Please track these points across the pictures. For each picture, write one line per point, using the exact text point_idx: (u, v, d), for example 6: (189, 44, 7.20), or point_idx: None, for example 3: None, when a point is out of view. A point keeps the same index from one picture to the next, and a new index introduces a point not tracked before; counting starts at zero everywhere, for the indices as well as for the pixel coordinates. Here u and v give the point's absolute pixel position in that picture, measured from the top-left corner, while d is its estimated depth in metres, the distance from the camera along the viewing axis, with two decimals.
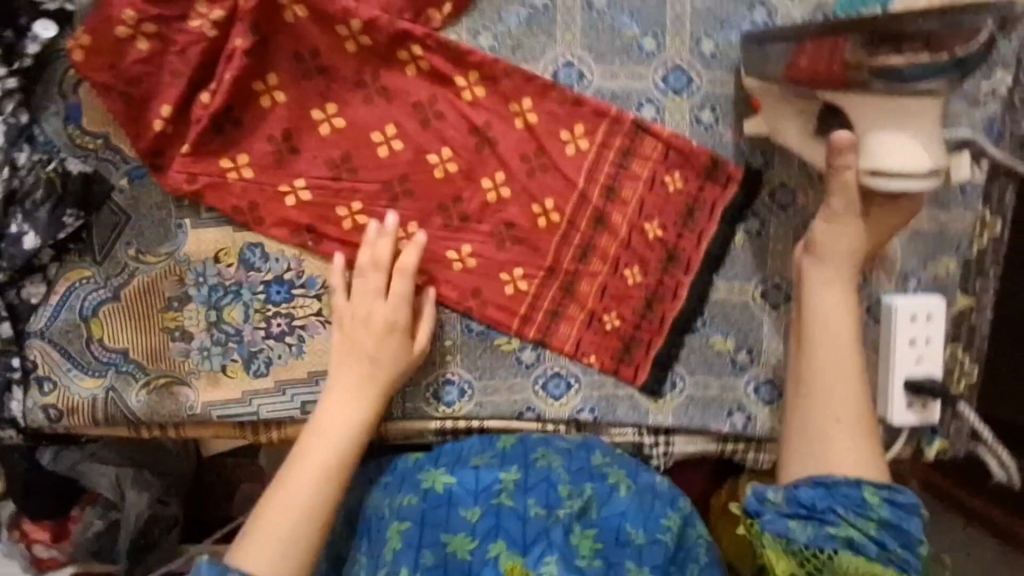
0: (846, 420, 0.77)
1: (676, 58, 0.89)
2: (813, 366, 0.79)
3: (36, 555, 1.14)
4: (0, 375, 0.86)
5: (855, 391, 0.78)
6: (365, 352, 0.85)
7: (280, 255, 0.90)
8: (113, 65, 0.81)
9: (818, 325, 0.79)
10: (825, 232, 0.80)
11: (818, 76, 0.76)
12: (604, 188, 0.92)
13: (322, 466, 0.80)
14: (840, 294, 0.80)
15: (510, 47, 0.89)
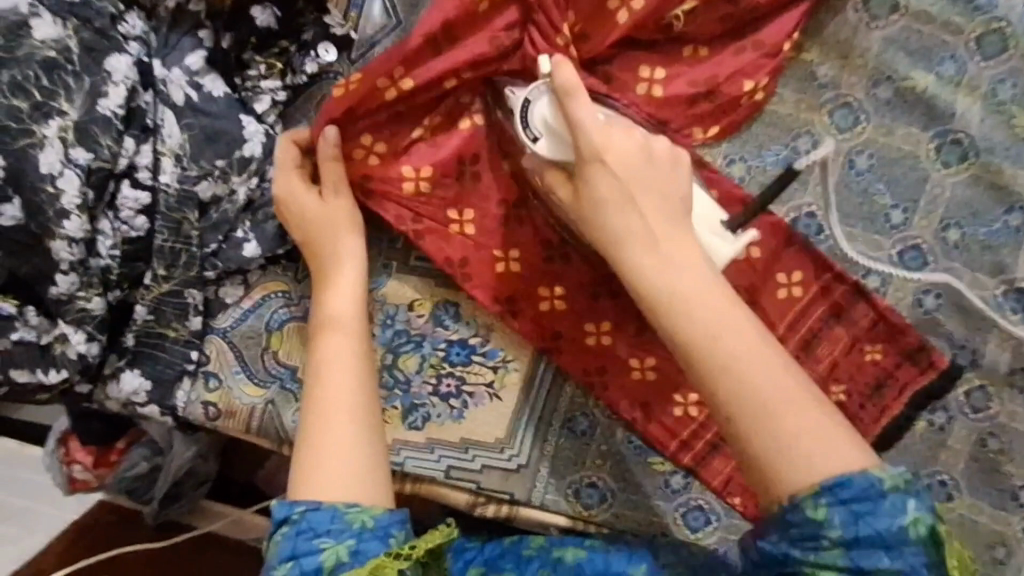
0: (771, 392, 0.60)
1: (919, 238, 0.87)
2: (697, 322, 0.62)
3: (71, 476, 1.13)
4: (175, 364, 0.84)
5: (753, 327, 0.63)
6: (319, 217, 0.79)
7: (471, 319, 0.90)
8: (352, 108, 0.80)
9: (697, 319, 0.62)
10: (610, 138, 0.69)
11: (581, 176, 0.70)
12: (802, 341, 0.88)
13: (340, 362, 0.74)
14: (687, 254, 0.65)
15: (759, 184, 0.87)
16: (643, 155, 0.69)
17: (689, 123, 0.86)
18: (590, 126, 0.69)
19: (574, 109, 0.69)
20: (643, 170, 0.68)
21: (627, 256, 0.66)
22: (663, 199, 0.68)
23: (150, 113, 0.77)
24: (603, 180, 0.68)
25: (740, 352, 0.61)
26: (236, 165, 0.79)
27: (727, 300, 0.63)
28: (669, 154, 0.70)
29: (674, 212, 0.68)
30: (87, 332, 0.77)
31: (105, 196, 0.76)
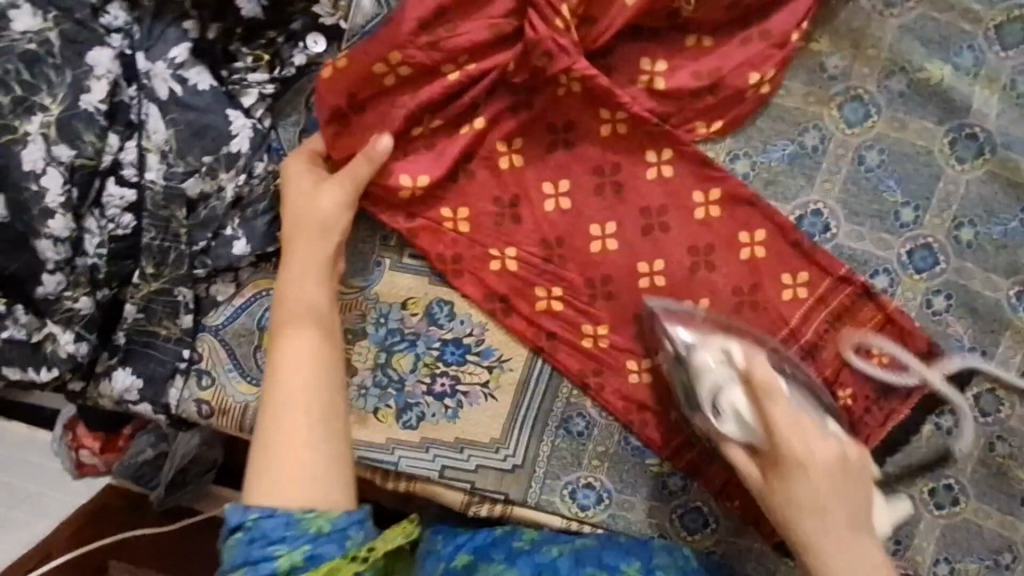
0: None
1: (930, 237, 0.83)
2: (824, 552, 0.68)
3: (77, 460, 1.18)
4: (167, 362, 0.83)
5: (868, 545, 0.68)
6: (294, 208, 0.77)
7: (467, 318, 0.88)
8: (350, 95, 0.79)
9: (802, 515, 0.69)
10: (814, 447, 0.69)
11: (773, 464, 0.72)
12: (806, 344, 0.85)
13: (305, 363, 0.73)
14: (851, 506, 0.69)
15: (764, 181, 0.84)
16: (803, 450, 0.69)
17: (691, 117, 0.83)
18: (784, 431, 0.70)
19: (767, 408, 0.71)
20: (805, 444, 0.69)
21: (801, 521, 0.69)
22: (831, 468, 0.69)
23: (135, 108, 0.75)
24: (803, 487, 0.69)
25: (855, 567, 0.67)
26: (224, 161, 0.77)
27: (840, 539, 0.68)
28: (857, 457, 0.71)
29: (857, 493, 0.70)
30: (76, 331, 0.77)
31: (90, 194, 0.74)
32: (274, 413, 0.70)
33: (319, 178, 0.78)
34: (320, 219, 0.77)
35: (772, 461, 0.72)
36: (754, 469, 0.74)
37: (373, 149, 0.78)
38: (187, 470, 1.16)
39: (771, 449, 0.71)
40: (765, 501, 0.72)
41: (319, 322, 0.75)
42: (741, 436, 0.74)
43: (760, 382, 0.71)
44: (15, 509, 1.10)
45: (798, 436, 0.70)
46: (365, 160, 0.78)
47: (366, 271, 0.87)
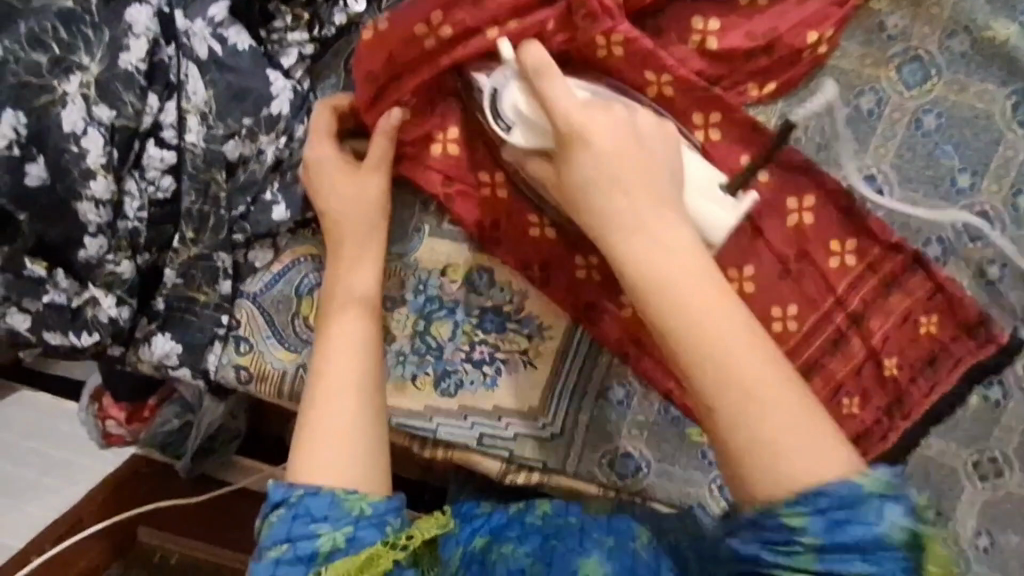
0: (768, 386, 0.56)
1: (987, 204, 0.81)
2: (683, 298, 0.59)
3: (106, 431, 1.15)
4: (207, 329, 0.82)
5: (744, 321, 0.59)
6: (338, 191, 0.75)
7: (506, 286, 0.87)
8: (390, 57, 0.76)
9: (709, 337, 0.58)
10: (570, 104, 0.66)
11: (554, 154, 0.68)
12: (851, 315, 0.84)
13: (353, 345, 0.72)
14: (647, 184, 0.63)
15: (815, 145, 0.82)
16: (629, 139, 0.65)
17: (744, 79, 0.80)
18: (557, 101, 0.66)
19: (580, 159, 0.64)
20: (616, 137, 0.64)
21: (609, 208, 0.63)
22: (626, 139, 0.65)
23: (174, 68, 0.73)
24: (582, 153, 0.64)
25: (736, 361, 0.57)
26: (264, 123, 0.76)
27: (721, 299, 0.59)
28: (658, 133, 0.67)
29: (656, 185, 0.64)
30: (118, 296, 0.76)
31: (130, 156, 0.73)
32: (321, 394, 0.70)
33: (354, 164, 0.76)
34: (370, 207, 0.75)
35: (560, 154, 0.66)
36: (552, 172, 0.70)
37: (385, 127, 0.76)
38: (215, 438, 1.17)
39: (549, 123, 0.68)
40: (562, 185, 0.67)
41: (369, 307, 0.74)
42: (530, 139, 0.70)
43: (539, 71, 0.67)
44: (46, 476, 1.18)
45: (589, 120, 0.65)
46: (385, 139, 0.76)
47: (405, 239, 0.86)
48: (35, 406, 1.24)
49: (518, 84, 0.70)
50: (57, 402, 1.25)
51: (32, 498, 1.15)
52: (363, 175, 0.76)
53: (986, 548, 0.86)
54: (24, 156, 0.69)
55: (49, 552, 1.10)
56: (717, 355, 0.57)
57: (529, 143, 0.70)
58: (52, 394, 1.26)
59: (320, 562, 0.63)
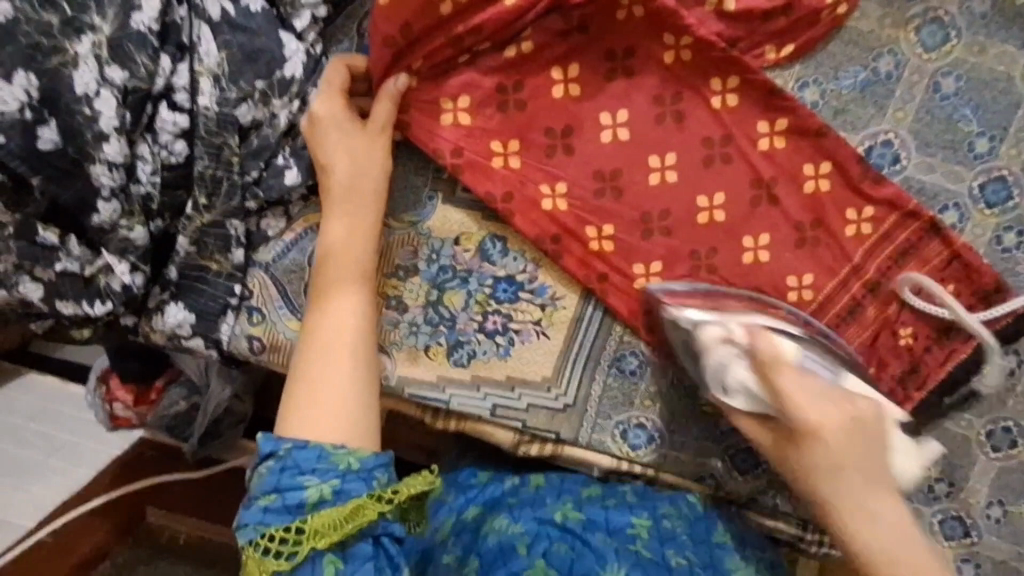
0: (914, 566, 0.59)
1: (1004, 168, 0.80)
2: (818, 471, 0.65)
3: (111, 411, 1.19)
4: (219, 298, 0.81)
5: (881, 494, 0.63)
6: (340, 146, 0.75)
7: (520, 255, 0.86)
8: (405, 23, 0.76)
9: (846, 510, 0.63)
10: (767, 346, 0.70)
11: (777, 423, 0.70)
12: (868, 284, 0.83)
13: (350, 312, 0.72)
14: (872, 467, 0.64)
15: (833, 110, 0.81)
16: (838, 397, 0.66)
17: (761, 41, 0.80)
18: (793, 394, 0.66)
19: (806, 450, 0.66)
20: (814, 396, 0.66)
21: (833, 488, 0.64)
22: (852, 427, 0.65)
23: (187, 30, 0.73)
24: (816, 451, 0.65)
25: (867, 534, 0.61)
26: (276, 87, 0.75)
27: (873, 478, 0.63)
28: (876, 414, 0.67)
29: (877, 461, 0.64)
30: (131, 262, 0.76)
31: (143, 119, 0.72)
32: (314, 354, 0.70)
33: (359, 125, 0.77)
34: (374, 183, 0.76)
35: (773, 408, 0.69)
36: (767, 437, 0.71)
37: (388, 90, 0.77)
38: (220, 421, 1.17)
39: (746, 376, 0.72)
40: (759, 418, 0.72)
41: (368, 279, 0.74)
42: (753, 409, 0.72)
43: (768, 362, 0.68)
44: (52, 458, 1.18)
45: (797, 390, 0.66)
46: (390, 102, 0.77)
47: (418, 207, 0.86)
48: (39, 388, 1.26)
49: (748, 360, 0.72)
50: (62, 384, 1.28)
51: (37, 478, 1.14)
52: (369, 134, 0.76)
53: (998, 517, 0.86)
54: (36, 119, 0.68)
55: (46, 531, 1.06)
56: (861, 531, 0.62)
57: (746, 424, 0.73)
58: (57, 378, 1.28)
59: (308, 513, 0.61)
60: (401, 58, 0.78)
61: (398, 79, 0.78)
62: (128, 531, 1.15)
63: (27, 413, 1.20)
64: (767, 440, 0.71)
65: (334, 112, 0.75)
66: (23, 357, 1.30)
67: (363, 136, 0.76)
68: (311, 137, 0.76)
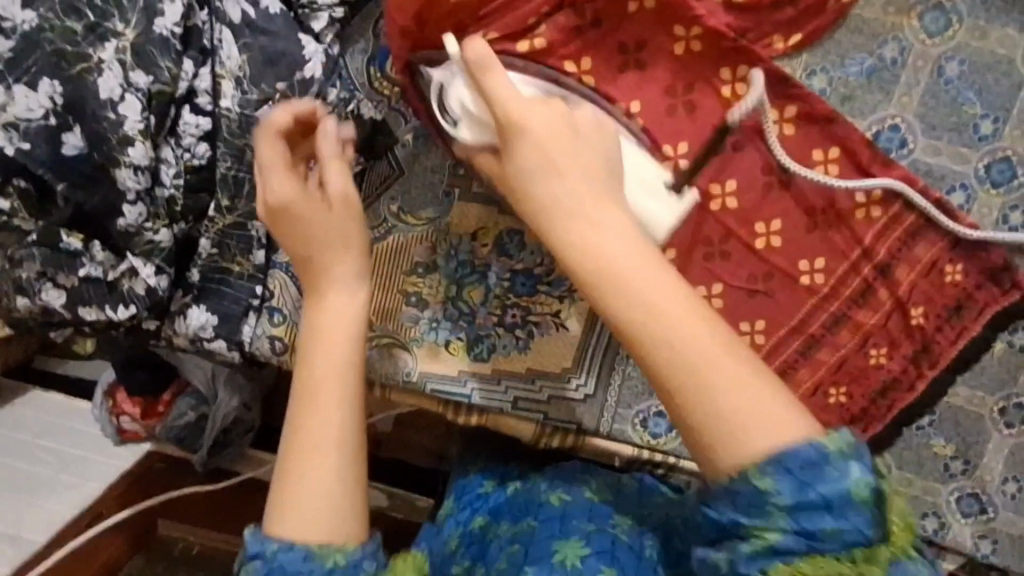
0: (667, 326, 0.54)
1: (1008, 149, 0.82)
2: (606, 244, 0.56)
3: (120, 426, 1.20)
4: (241, 300, 0.82)
5: (630, 240, 0.57)
6: (286, 194, 0.67)
7: (537, 249, 0.87)
8: (418, 14, 0.75)
9: (613, 274, 0.55)
10: (504, 86, 0.61)
11: (547, 154, 0.59)
12: (877, 266, 0.85)
13: (333, 390, 0.65)
14: (585, 183, 0.58)
15: (840, 97, 0.83)
16: (567, 126, 0.60)
17: (769, 31, 0.82)
18: (502, 97, 0.60)
19: (517, 155, 0.60)
20: (559, 125, 0.60)
21: (586, 240, 0.57)
22: (591, 153, 0.60)
23: (210, 34, 0.74)
24: (521, 149, 0.59)
25: (624, 298, 0.55)
26: (297, 88, 0.76)
27: (598, 206, 0.58)
28: (601, 134, 0.63)
29: (597, 174, 0.59)
30: (156, 265, 0.76)
31: (167, 122, 0.73)
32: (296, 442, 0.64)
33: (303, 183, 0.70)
34: (344, 234, 0.69)
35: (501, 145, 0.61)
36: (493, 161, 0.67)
37: (331, 134, 0.70)
38: (230, 431, 1.17)
39: (539, 116, 0.60)
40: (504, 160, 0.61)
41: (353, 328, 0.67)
42: (478, 138, 0.68)
43: (476, 65, 0.61)
44: (64, 473, 1.16)
45: (552, 115, 0.60)
46: (341, 164, 0.70)
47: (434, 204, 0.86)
48: (46, 402, 1.25)
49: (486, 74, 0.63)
50: (68, 400, 1.27)
51: (48, 494, 1.13)
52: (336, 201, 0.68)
53: (1013, 493, 0.88)
54: (60, 125, 0.70)
55: (75, 542, 1.07)
56: (610, 279, 0.56)
57: (554, 188, 0.58)
58: (64, 393, 1.28)
59: None
60: (414, 54, 0.78)
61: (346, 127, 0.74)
62: (140, 544, 1.17)
63: (34, 430, 1.20)
64: (507, 183, 0.62)
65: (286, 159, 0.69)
66: (26, 373, 1.30)
67: (323, 206, 0.69)
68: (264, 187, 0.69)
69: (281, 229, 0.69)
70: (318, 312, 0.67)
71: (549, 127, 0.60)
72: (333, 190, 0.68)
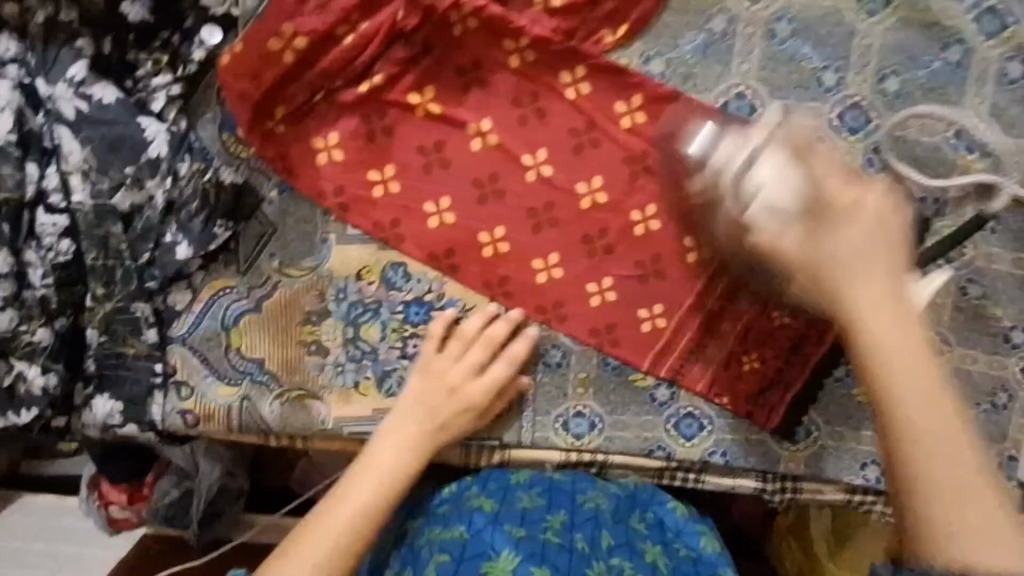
0: (937, 435, 0.54)
1: (856, 96, 0.84)
2: (863, 300, 0.58)
3: (109, 517, 1.13)
4: (143, 380, 0.83)
5: (925, 356, 0.56)
6: (430, 365, 0.82)
7: (423, 276, 0.85)
8: (253, 76, 0.80)
9: (859, 305, 0.58)
10: (827, 176, 0.62)
11: (821, 214, 0.61)
12: None
13: (369, 497, 0.76)
14: (882, 291, 0.58)
15: (682, 76, 0.84)
16: (841, 211, 0.61)
17: (597, 27, 0.84)
18: (822, 176, 0.62)
19: (836, 224, 0.60)
20: (859, 231, 0.60)
21: (862, 325, 0.57)
22: (877, 250, 0.59)
23: (48, 134, 0.77)
24: (840, 226, 0.60)
25: (896, 400, 0.55)
26: (146, 168, 0.78)
27: (881, 290, 0.58)
28: (894, 207, 0.61)
29: (897, 275, 0.59)
30: (41, 364, 0.78)
31: (22, 227, 0.76)
32: (334, 503, 0.76)
33: (471, 367, 0.82)
34: (448, 378, 0.81)
35: (815, 206, 0.61)
36: (793, 237, 0.61)
37: (512, 354, 0.83)
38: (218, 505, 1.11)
39: (810, 180, 0.61)
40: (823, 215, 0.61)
41: (392, 477, 0.78)
42: (776, 230, 0.63)
43: (801, 145, 0.65)
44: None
45: (832, 191, 0.61)
46: (481, 343, 0.83)
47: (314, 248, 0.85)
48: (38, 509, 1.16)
49: (781, 149, 0.66)
50: (58, 500, 1.19)
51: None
52: (456, 376, 0.82)
53: None
54: None
55: None
56: (880, 348, 0.56)
57: (792, 241, 0.61)
58: (54, 493, 1.20)
59: None
60: (263, 113, 0.82)
61: (516, 345, 0.84)
62: None
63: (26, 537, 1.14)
64: (820, 200, 0.61)
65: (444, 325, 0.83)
66: (11, 480, 1.22)
67: (460, 351, 0.83)
68: (423, 359, 0.83)
69: (421, 385, 0.81)
70: (380, 443, 0.79)
71: (850, 228, 0.60)
72: (495, 374, 0.83)
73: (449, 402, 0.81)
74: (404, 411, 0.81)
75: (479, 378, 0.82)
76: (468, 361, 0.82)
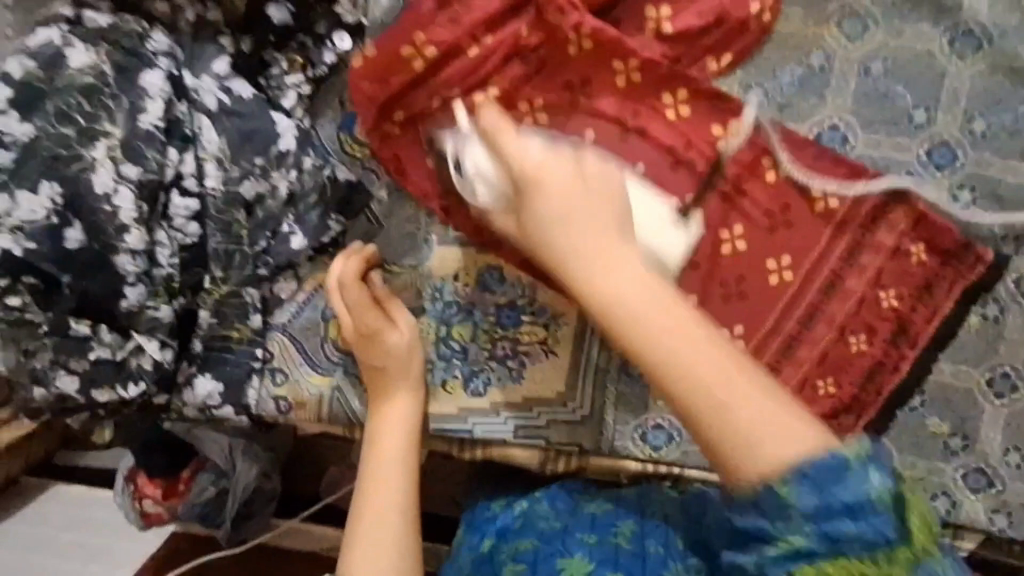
0: (683, 356, 0.54)
1: (945, 134, 0.88)
2: (578, 253, 0.59)
3: (142, 510, 1.11)
4: (243, 364, 0.86)
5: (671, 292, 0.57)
6: (351, 326, 0.83)
7: (516, 281, 0.89)
8: (378, 80, 0.84)
9: (582, 270, 0.59)
10: (545, 159, 0.63)
11: (534, 179, 0.63)
12: (846, 249, 0.88)
13: (396, 462, 0.81)
14: (597, 223, 0.60)
15: (778, 106, 0.90)
16: (579, 176, 0.63)
17: (701, 55, 0.89)
18: (522, 157, 0.64)
19: (535, 208, 0.62)
20: (569, 181, 0.62)
21: (572, 264, 0.59)
22: (594, 197, 0.62)
23: (189, 122, 0.82)
24: (538, 200, 0.62)
25: (658, 353, 0.54)
26: (274, 161, 0.85)
27: (608, 239, 0.59)
28: (604, 172, 0.64)
29: (616, 222, 0.61)
30: (160, 339, 0.81)
31: (157, 207, 0.80)
32: (370, 491, 0.79)
33: (387, 325, 0.83)
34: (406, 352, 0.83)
35: (521, 196, 0.64)
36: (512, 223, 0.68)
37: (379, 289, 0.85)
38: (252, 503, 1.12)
39: (528, 156, 0.64)
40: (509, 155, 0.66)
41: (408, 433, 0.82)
42: (499, 210, 0.70)
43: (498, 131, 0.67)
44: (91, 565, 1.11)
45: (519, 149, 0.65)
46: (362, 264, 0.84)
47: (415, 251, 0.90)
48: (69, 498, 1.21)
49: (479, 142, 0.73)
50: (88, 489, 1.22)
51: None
52: (393, 340, 0.82)
53: (1018, 463, 0.87)
54: (62, 223, 0.76)
55: None
56: (628, 319, 0.56)
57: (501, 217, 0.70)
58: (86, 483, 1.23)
59: None
60: (382, 114, 0.86)
61: (353, 267, 0.83)
62: None
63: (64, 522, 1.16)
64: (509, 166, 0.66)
65: (341, 278, 0.83)
66: (47, 469, 1.25)
67: (371, 329, 0.82)
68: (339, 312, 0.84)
69: (363, 353, 0.83)
70: (383, 415, 0.82)
71: (541, 171, 0.63)
72: (405, 322, 0.84)
73: (369, 345, 0.82)
74: (372, 381, 0.83)
75: (399, 330, 0.83)
76: (375, 317, 0.82)
